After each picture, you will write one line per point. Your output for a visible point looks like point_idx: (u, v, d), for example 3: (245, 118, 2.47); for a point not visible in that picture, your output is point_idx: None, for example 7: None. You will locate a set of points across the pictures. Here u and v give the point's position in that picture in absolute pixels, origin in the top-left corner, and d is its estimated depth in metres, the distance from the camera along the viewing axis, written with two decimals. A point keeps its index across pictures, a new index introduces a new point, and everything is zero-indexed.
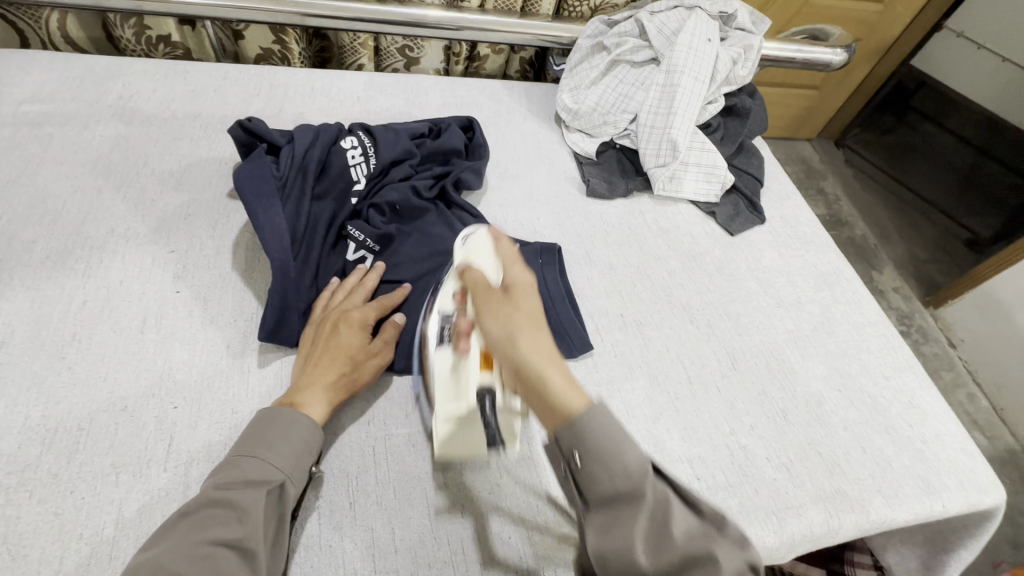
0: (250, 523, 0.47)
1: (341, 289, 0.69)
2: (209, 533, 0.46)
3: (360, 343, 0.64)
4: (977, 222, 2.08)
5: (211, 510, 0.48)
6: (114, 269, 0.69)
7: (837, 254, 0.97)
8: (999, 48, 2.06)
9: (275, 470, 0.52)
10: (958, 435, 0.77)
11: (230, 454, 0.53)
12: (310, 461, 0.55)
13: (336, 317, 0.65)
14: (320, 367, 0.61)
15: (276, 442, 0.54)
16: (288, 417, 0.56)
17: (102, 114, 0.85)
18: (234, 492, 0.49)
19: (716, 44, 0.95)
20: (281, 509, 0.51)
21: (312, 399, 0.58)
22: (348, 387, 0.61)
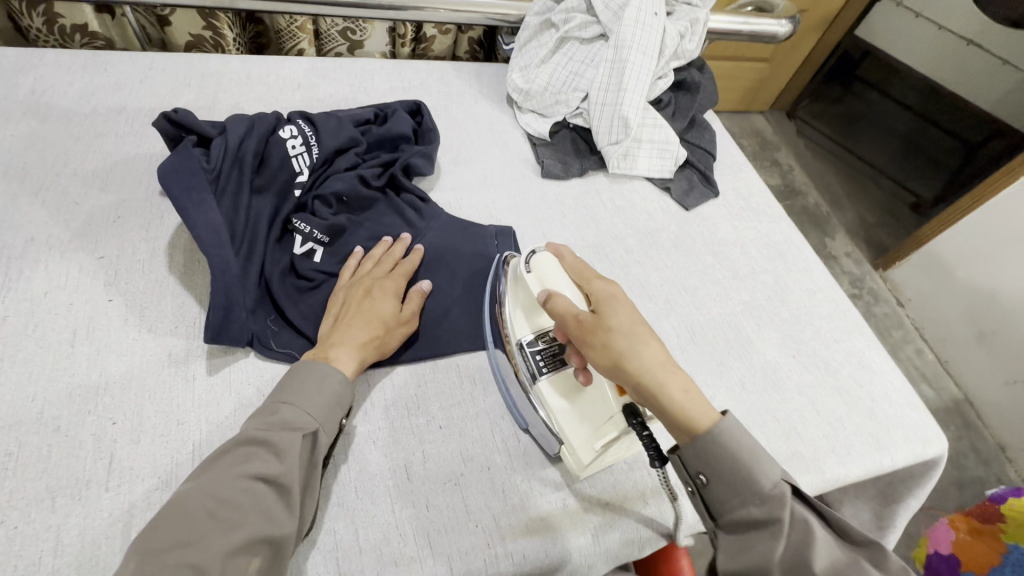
0: (286, 463, 0.49)
1: (371, 259, 0.71)
2: (247, 467, 0.48)
3: (392, 306, 0.65)
4: (919, 184, 2.17)
5: (248, 448, 0.49)
6: (36, 279, 0.64)
7: (789, 223, 0.99)
8: (936, 14, 2.11)
9: (310, 418, 0.54)
10: (905, 391, 0.80)
11: (269, 398, 0.55)
12: (340, 414, 0.56)
13: (367, 283, 0.67)
14: (355, 327, 0.62)
15: (309, 389, 0.55)
16: (321, 369, 0.56)
17: (13, 113, 0.78)
18: (272, 432, 0.51)
19: (663, 17, 0.94)
20: (313, 454, 0.53)
21: (345, 356, 0.59)
22: (379, 347, 0.63)
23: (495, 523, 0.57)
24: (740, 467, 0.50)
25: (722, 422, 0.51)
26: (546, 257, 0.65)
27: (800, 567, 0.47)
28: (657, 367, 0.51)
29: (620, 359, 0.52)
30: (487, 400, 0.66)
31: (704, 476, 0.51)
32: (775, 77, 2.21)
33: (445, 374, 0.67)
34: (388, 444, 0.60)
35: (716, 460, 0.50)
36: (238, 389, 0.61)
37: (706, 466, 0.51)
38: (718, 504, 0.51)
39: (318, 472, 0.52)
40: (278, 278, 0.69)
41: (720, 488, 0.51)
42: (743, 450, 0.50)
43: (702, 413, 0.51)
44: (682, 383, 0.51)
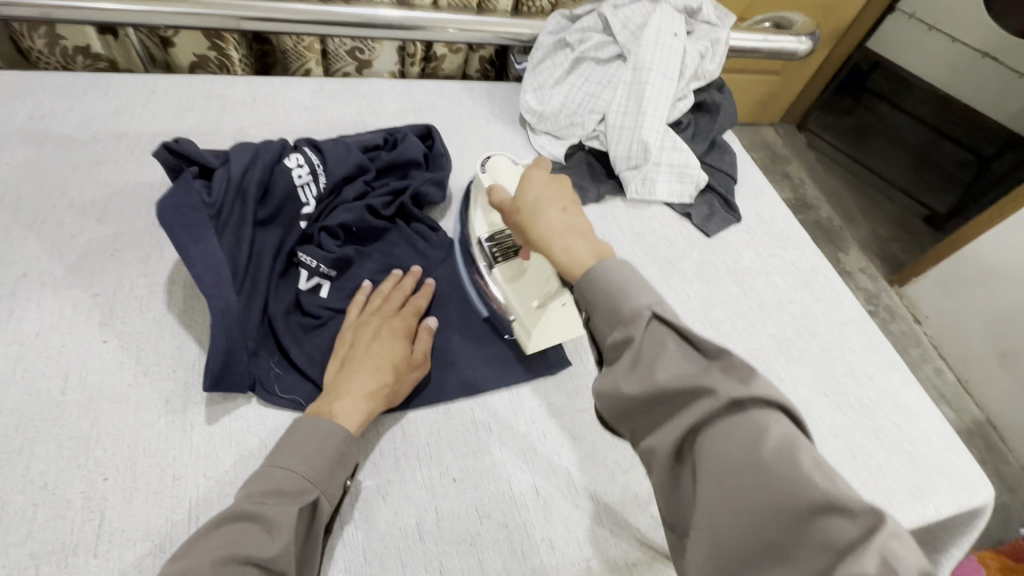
0: (281, 543, 0.45)
1: (378, 295, 0.67)
2: (239, 548, 0.44)
3: (402, 349, 0.62)
4: (934, 199, 2.12)
5: (241, 525, 0.45)
6: (27, 319, 0.60)
7: (814, 249, 0.95)
8: (951, 28, 2.07)
9: (309, 484, 0.50)
10: (945, 433, 0.75)
11: (264, 462, 0.51)
12: (343, 475, 0.53)
13: (376, 324, 0.63)
14: (362, 376, 0.58)
15: (310, 453, 0.51)
16: (324, 429, 0.53)
17: (10, 139, 0.75)
18: (267, 506, 0.47)
19: (683, 38, 0.91)
20: (312, 526, 0.49)
21: (350, 411, 0.56)
22: (388, 397, 0.59)
23: None
24: (611, 288, 0.46)
25: (609, 263, 0.48)
26: (506, 158, 0.75)
27: (713, 473, 0.39)
28: (555, 231, 0.53)
29: (528, 220, 0.55)
30: (503, 448, 0.62)
31: (585, 307, 0.48)
32: (786, 90, 2.17)
33: (459, 420, 0.63)
34: (399, 499, 0.56)
35: (592, 291, 0.47)
36: (239, 439, 0.57)
37: (582, 299, 0.48)
38: (598, 330, 0.47)
39: (318, 544, 0.49)
40: (282, 317, 0.65)
41: (596, 317, 0.47)
42: (634, 276, 0.47)
43: (587, 253, 0.51)
44: (575, 243, 0.51)
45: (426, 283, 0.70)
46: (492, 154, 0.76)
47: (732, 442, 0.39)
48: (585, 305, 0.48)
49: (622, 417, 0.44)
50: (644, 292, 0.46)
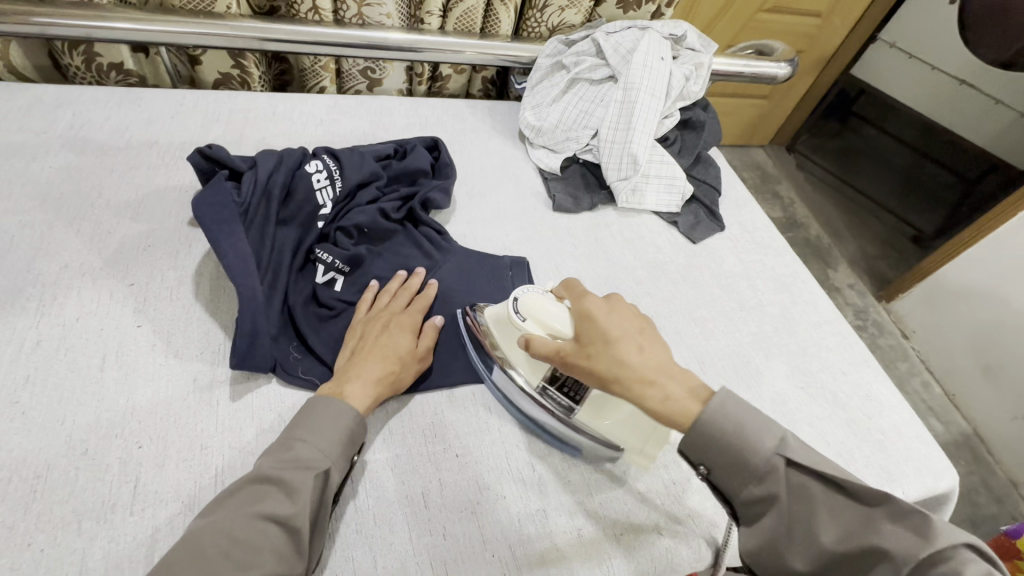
0: (297, 504, 0.49)
1: (386, 292, 0.73)
2: (260, 506, 0.49)
3: (408, 341, 0.67)
4: (918, 217, 2.21)
5: (263, 487, 0.50)
6: (69, 305, 0.66)
7: (794, 256, 1.02)
8: (926, 57, 2.19)
9: (322, 457, 0.54)
10: (913, 424, 0.81)
11: (282, 435, 0.56)
12: (351, 452, 0.57)
13: (384, 318, 0.69)
14: (370, 362, 0.63)
15: (324, 428, 0.55)
16: (336, 407, 0.57)
17: (53, 146, 0.82)
18: (287, 472, 0.51)
19: (670, 62, 0.99)
20: (323, 494, 0.53)
21: (359, 393, 0.60)
22: (394, 383, 0.64)
23: (511, 552, 0.58)
24: (727, 432, 0.51)
25: (719, 397, 0.53)
26: (541, 298, 0.62)
27: (816, 553, 0.48)
28: (657, 371, 0.55)
29: (625, 379, 0.54)
30: (503, 427, 0.67)
31: (705, 463, 0.53)
32: (773, 113, 2.27)
33: (462, 402, 0.68)
34: (406, 471, 0.61)
35: (707, 442, 0.52)
36: (260, 415, 0.62)
37: (700, 456, 0.53)
38: (721, 482, 0.53)
39: (328, 512, 0.53)
40: (300, 307, 0.71)
41: (721, 472, 0.52)
42: (746, 416, 0.52)
43: (690, 396, 0.54)
44: (668, 387, 0.54)
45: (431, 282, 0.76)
46: (519, 293, 0.64)
47: (885, 567, 0.45)
48: (703, 461, 0.53)
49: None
50: (759, 432, 0.51)
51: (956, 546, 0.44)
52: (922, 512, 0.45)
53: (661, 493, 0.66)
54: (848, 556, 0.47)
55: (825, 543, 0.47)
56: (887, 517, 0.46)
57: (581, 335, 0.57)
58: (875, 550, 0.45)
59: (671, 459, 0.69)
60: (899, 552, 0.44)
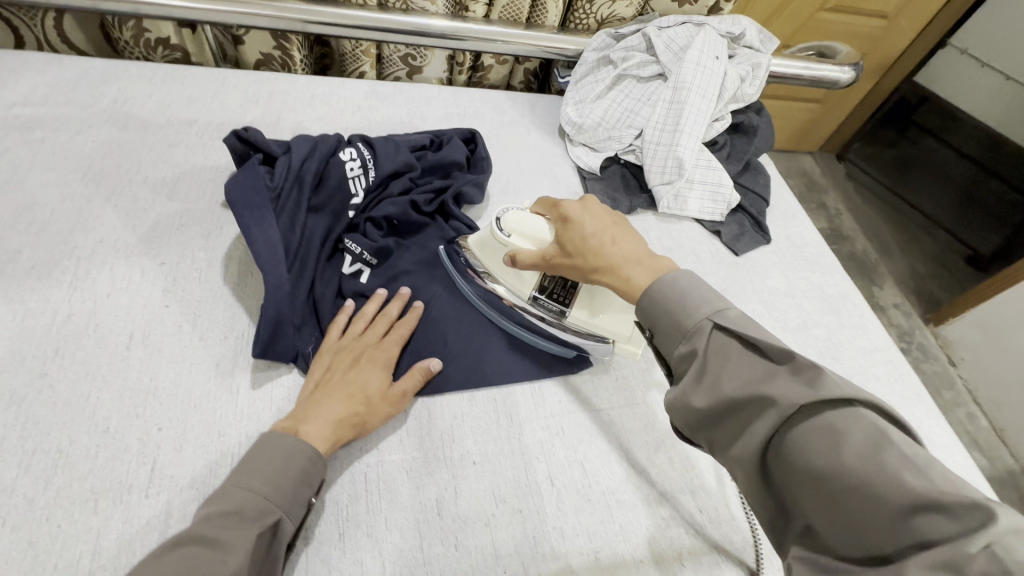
0: (238, 566, 0.42)
1: (361, 318, 0.68)
2: (193, 571, 0.40)
3: (378, 378, 0.62)
4: (979, 239, 2.06)
5: (195, 549, 0.42)
6: (101, 281, 0.67)
7: (844, 275, 0.95)
8: (1004, 66, 2.02)
9: (272, 506, 0.48)
10: (967, 468, 0.74)
11: (222, 484, 0.49)
12: (306, 496, 0.51)
13: (355, 351, 0.64)
14: (333, 400, 0.58)
15: (276, 471, 0.50)
16: (290, 449, 0.52)
17: (96, 120, 0.83)
18: (224, 531, 0.44)
19: (724, 61, 0.94)
20: (271, 549, 0.47)
21: (317, 433, 0.55)
22: (358, 425, 0.58)
23: (523, 570, 0.55)
24: (669, 303, 0.51)
25: (671, 279, 0.52)
26: (524, 215, 0.70)
27: (791, 423, 0.40)
28: (630, 255, 0.58)
29: (601, 243, 0.59)
30: (523, 438, 0.65)
31: (651, 328, 0.52)
32: (827, 120, 2.16)
33: (482, 408, 0.66)
34: (422, 475, 0.59)
35: (660, 311, 0.51)
36: (279, 404, 0.62)
37: (647, 320, 0.52)
38: (665, 344, 0.50)
39: (277, 568, 0.47)
40: (327, 298, 0.71)
41: (661, 331, 0.51)
42: (692, 291, 0.50)
43: (645, 272, 0.55)
44: (634, 272, 0.56)
45: (413, 306, 0.70)
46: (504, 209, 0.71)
47: (771, 416, 0.41)
48: (654, 326, 0.52)
49: (689, 426, 0.47)
50: (698, 311, 0.49)
51: (854, 404, 0.39)
52: (818, 368, 0.41)
53: (687, 520, 0.62)
54: (743, 401, 0.43)
55: (723, 387, 0.44)
56: (784, 369, 0.43)
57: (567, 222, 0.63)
58: (764, 398, 0.42)
59: (698, 485, 0.65)
60: (806, 411, 0.40)
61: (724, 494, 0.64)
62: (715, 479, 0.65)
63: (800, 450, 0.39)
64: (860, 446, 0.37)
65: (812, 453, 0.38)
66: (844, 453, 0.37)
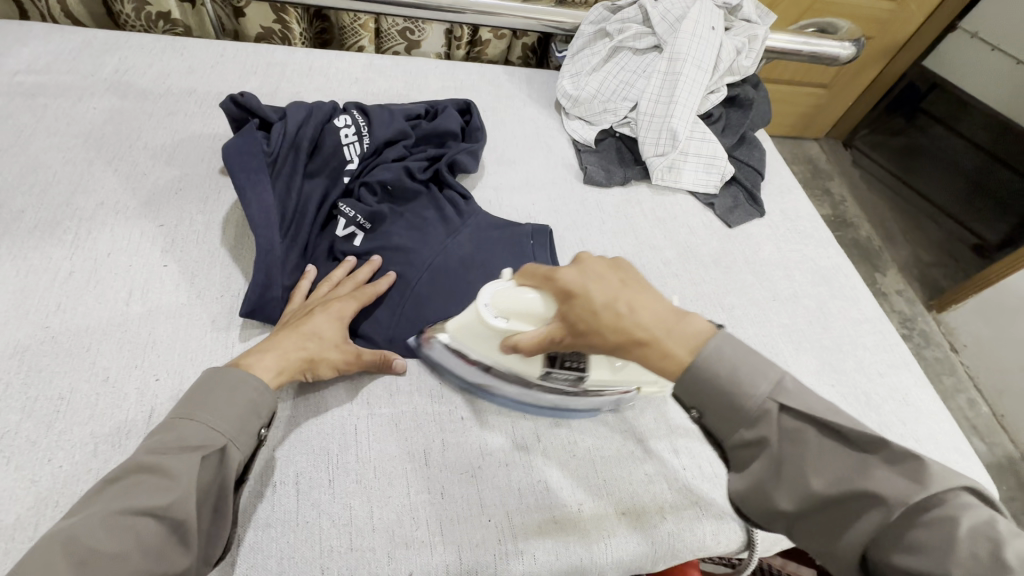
0: (177, 492, 0.43)
1: (327, 282, 0.68)
2: (132, 500, 0.42)
3: (332, 327, 0.62)
4: (984, 227, 2.05)
5: (138, 477, 0.44)
6: (102, 241, 0.68)
7: (838, 248, 0.95)
8: (1015, 49, 1.99)
9: (216, 433, 0.48)
10: (952, 435, 0.75)
11: (168, 417, 0.49)
12: (256, 426, 0.51)
13: (315, 304, 0.65)
14: (282, 337, 0.59)
15: (219, 402, 0.50)
16: (234, 377, 0.52)
17: (97, 88, 0.84)
18: (166, 457, 0.45)
19: (720, 32, 0.94)
20: (221, 475, 0.47)
21: (260, 363, 0.56)
22: (302, 363, 0.58)
23: (507, 518, 0.57)
24: (721, 376, 0.45)
25: (712, 338, 0.47)
26: (513, 287, 0.56)
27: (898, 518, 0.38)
28: (668, 321, 0.48)
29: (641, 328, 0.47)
30: (510, 396, 0.66)
31: (698, 411, 0.47)
32: (833, 105, 2.14)
33: None
34: (410, 428, 0.61)
35: (702, 387, 0.46)
36: None
37: (692, 398, 0.46)
38: (713, 425, 0.46)
39: (229, 493, 0.47)
40: (321, 261, 0.72)
41: (710, 415, 0.46)
42: (739, 360, 0.45)
43: (681, 340, 0.47)
44: (667, 343, 0.47)
45: (384, 274, 0.71)
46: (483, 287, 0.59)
47: (869, 515, 0.39)
48: (699, 405, 0.46)
49: (761, 516, 0.45)
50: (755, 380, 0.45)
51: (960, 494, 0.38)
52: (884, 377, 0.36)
53: (670, 477, 0.63)
54: (838, 499, 0.41)
55: (813, 487, 0.42)
56: (877, 457, 0.41)
57: (586, 296, 0.49)
58: (859, 494, 0.40)
59: (683, 444, 0.66)
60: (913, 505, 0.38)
61: (708, 453, 0.66)
62: (699, 438, 0.67)
63: (907, 555, 0.37)
64: (973, 549, 0.35)
65: (913, 558, 0.37)
66: (955, 560, 0.35)
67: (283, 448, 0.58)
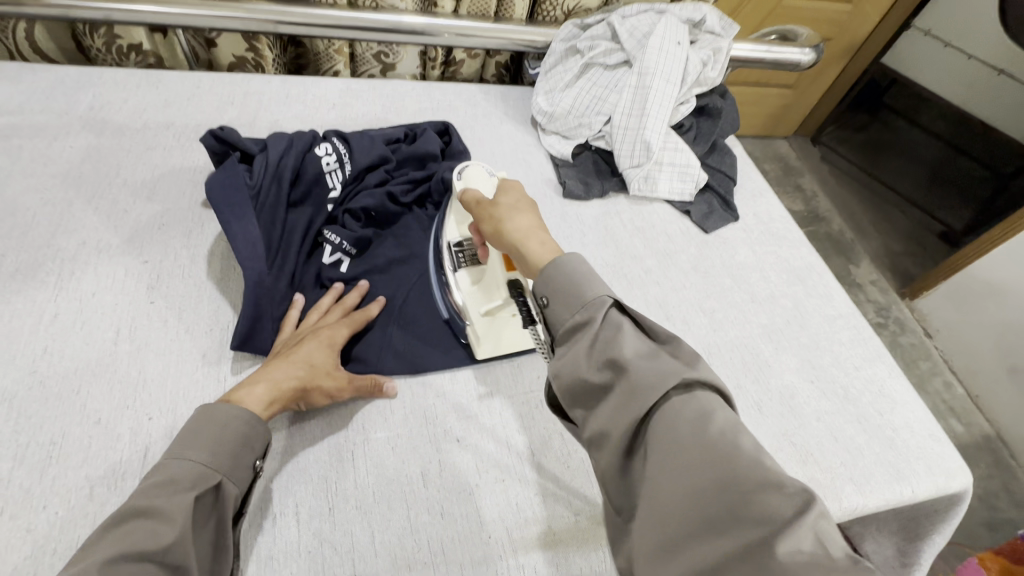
0: (177, 534, 0.44)
1: (316, 310, 0.69)
2: (128, 545, 0.42)
3: (322, 354, 0.63)
4: (948, 215, 2.13)
5: (134, 521, 0.44)
6: (86, 281, 0.68)
7: (810, 248, 0.99)
8: (967, 45, 2.09)
9: (210, 470, 0.49)
10: (926, 422, 0.79)
11: (161, 458, 0.50)
12: (249, 460, 0.52)
13: (304, 332, 0.65)
14: (272, 367, 0.59)
15: (211, 439, 0.51)
16: (226, 411, 0.53)
17: (73, 126, 0.84)
18: (159, 499, 0.45)
19: (686, 46, 0.97)
20: (220, 511, 0.49)
21: (252, 394, 0.56)
22: (295, 392, 0.59)
23: (507, 534, 0.58)
24: (571, 281, 0.50)
25: (565, 256, 0.52)
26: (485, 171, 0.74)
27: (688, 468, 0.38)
28: (526, 232, 0.58)
29: (501, 224, 0.61)
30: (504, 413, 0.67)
31: (547, 299, 0.51)
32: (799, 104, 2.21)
33: (464, 386, 0.69)
34: (406, 449, 0.62)
35: (556, 284, 0.50)
36: None
37: (547, 292, 0.51)
38: (553, 319, 0.50)
39: (228, 529, 0.48)
40: (308, 289, 0.72)
41: (556, 307, 0.50)
42: (576, 277, 0.50)
43: (542, 254, 0.55)
44: (529, 245, 0.57)
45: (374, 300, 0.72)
46: (468, 162, 0.75)
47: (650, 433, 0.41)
48: (548, 296, 0.51)
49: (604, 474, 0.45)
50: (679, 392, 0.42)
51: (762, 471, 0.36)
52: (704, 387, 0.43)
53: None
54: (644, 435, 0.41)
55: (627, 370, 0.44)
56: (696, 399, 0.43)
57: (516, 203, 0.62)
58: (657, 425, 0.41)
59: None
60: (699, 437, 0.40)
61: None
62: None
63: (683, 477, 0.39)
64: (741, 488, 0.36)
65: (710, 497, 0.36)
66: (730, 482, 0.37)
67: (281, 478, 0.58)
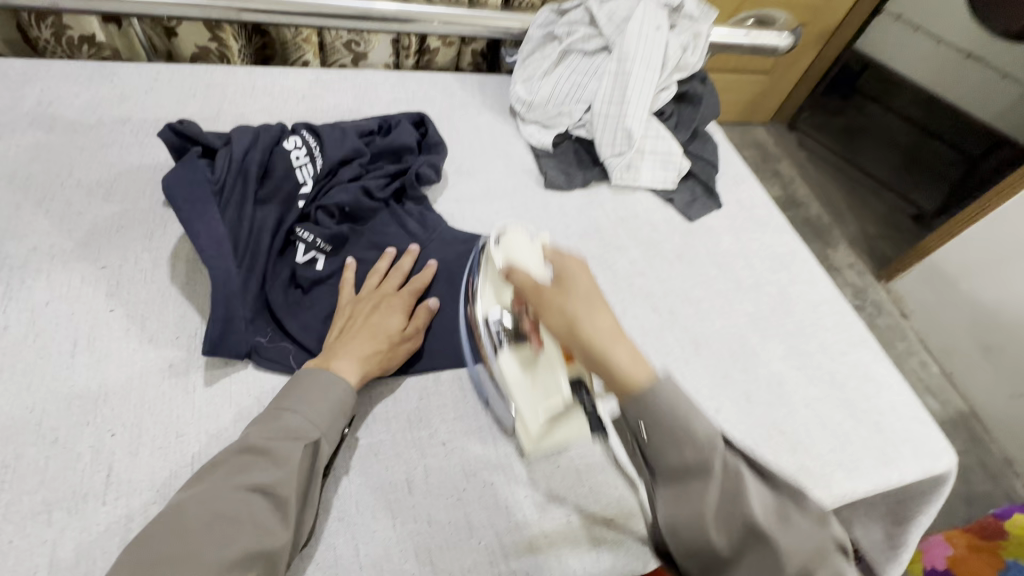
0: (282, 474, 0.50)
1: (375, 274, 0.70)
2: (246, 478, 0.49)
3: (398, 321, 0.65)
4: (921, 197, 2.17)
5: (248, 458, 0.50)
6: (38, 290, 0.64)
7: (793, 234, 0.99)
8: (938, 28, 2.11)
9: (312, 424, 0.54)
10: (911, 405, 0.79)
11: (269, 409, 0.55)
12: (343, 424, 0.57)
13: (374, 299, 0.67)
14: (357, 340, 0.62)
15: (315, 396, 0.56)
16: (328, 377, 0.57)
17: (19, 123, 0.78)
18: (274, 441, 0.51)
19: (666, 31, 0.95)
20: (315, 463, 0.53)
21: (347, 366, 0.59)
22: (382, 362, 0.62)
23: (497, 538, 0.56)
24: (678, 412, 0.46)
25: (661, 380, 0.47)
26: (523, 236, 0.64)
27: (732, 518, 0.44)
28: (611, 334, 0.49)
29: (574, 323, 0.50)
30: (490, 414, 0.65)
31: (645, 426, 0.47)
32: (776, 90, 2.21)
33: (448, 387, 0.66)
34: (390, 456, 0.60)
35: (656, 407, 0.46)
36: (238, 399, 0.61)
37: (638, 413, 0.46)
38: (654, 452, 0.47)
39: (318, 482, 0.53)
40: (280, 290, 0.69)
41: (655, 440, 0.46)
42: (677, 406, 0.46)
43: (631, 356, 0.48)
44: (616, 350, 0.48)
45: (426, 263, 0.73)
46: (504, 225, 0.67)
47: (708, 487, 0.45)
48: (644, 422, 0.47)
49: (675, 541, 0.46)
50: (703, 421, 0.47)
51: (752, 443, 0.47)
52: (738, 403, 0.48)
53: None
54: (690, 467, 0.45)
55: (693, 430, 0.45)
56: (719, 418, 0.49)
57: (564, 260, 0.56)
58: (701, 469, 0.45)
59: None
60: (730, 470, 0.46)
61: None
62: None
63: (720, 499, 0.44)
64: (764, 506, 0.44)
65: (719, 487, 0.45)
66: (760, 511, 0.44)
67: None
